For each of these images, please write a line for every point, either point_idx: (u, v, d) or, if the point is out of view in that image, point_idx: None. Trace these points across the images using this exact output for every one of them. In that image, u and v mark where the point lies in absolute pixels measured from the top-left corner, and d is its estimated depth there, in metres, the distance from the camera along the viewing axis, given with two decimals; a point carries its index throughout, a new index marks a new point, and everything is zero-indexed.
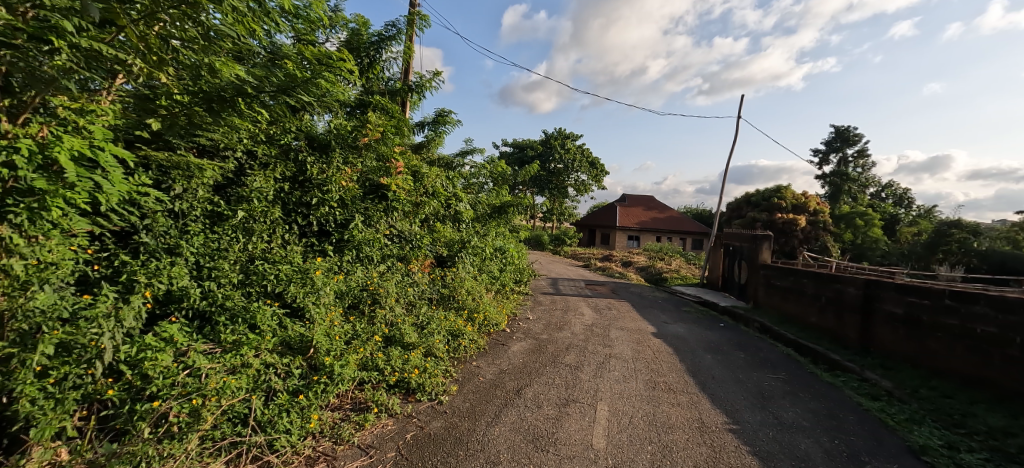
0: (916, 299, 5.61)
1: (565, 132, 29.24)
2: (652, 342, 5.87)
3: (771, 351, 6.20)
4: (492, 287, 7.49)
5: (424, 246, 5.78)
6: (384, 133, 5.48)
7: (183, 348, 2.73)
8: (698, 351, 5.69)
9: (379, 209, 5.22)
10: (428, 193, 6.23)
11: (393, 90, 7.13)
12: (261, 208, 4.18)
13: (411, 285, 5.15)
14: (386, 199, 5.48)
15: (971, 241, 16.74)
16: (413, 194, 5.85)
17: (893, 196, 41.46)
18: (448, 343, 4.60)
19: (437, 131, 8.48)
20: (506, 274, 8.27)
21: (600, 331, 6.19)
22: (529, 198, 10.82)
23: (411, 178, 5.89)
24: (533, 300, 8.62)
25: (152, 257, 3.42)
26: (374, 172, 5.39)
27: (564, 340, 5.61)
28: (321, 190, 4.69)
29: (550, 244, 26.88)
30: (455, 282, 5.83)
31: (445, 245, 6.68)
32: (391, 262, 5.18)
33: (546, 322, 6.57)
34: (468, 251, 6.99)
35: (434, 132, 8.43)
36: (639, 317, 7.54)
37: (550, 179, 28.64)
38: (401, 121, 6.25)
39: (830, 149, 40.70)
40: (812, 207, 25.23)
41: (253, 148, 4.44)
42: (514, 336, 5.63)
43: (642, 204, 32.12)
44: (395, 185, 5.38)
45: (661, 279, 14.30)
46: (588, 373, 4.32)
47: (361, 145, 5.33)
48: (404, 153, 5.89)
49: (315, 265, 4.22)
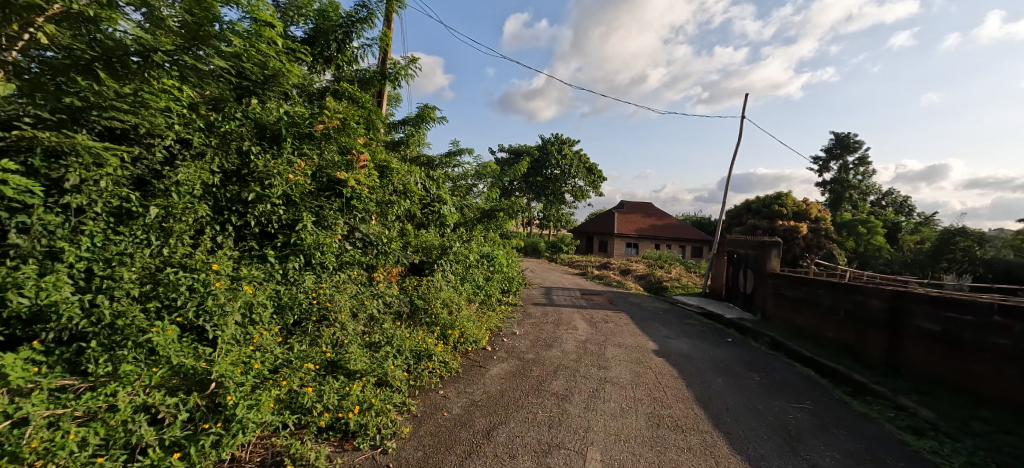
0: (955, 315, 4.92)
1: (563, 138, 28.61)
2: (654, 363, 5.12)
3: (789, 372, 5.46)
4: (475, 300, 6.75)
5: (392, 250, 5.03)
6: (344, 122, 4.77)
7: (28, 387, 2.07)
8: (706, 373, 4.95)
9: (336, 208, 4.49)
10: (400, 191, 5.45)
11: (367, 80, 6.46)
12: (183, 205, 3.45)
13: (374, 298, 4.40)
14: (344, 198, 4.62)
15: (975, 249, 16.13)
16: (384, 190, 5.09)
17: (893, 204, 40.90)
18: (411, 368, 3.86)
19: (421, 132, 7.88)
20: (493, 284, 7.54)
21: (594, 350, 5.44)
22: (521, 202, 10.11)
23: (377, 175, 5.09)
24: (523, 311, 7.89)
25: (24, 264, 2.69)
26: (332, 166, 4.57)
27: (553, 361, 4.86)
28: (262, 185, 3.91)
29: (547, 251, 26.10)
30: (430, 293, 5.09)
31: (421, 251, 5.94)
32: (350, 270, 4.44)
33: (533, 338, 5.82)
34: (449, 259, 6.28)
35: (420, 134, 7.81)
36: (639, 331, 6.78)
37: (547, 186, 28.04)
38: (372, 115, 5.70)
39: (829, 156, 40.23)
40: (813, 215, 24.66)
41: (185, 134, 3.76)
42: (494, 357, 4.88)
43: (641, 211, 31.45)
44: (353, 181, 4.53)
45: (662, 289, 13.55)
46: (576, 406, 3.57)
47: (319, 135, 4.64)
48: (370, 146, 5.15)
49: (241, 276, 3.45)
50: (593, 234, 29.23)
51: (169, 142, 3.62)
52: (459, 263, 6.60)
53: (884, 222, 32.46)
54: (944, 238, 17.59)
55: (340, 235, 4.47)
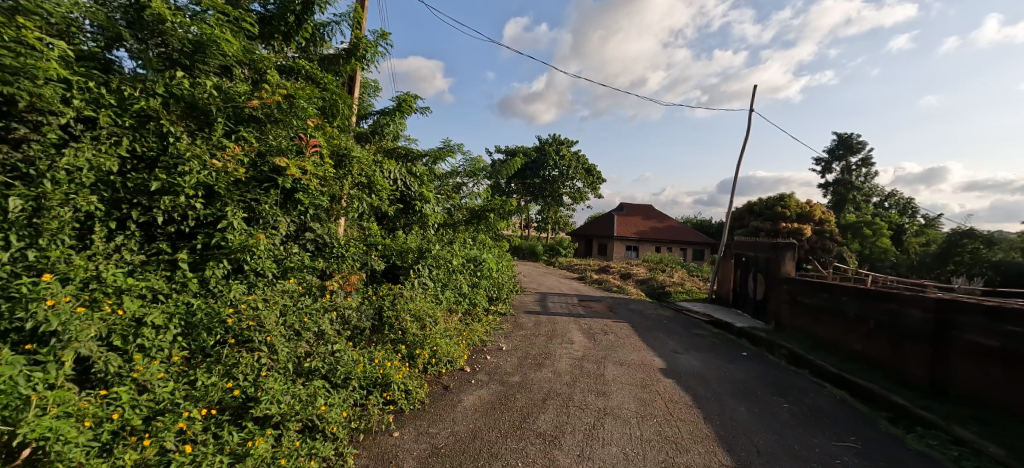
0: (1018, 329, 4.16)
1: (560, 138, 27.86)
2: (662, 386, 4.33)
3: (819, 394, 4.68)
4: (456, 311, 5.94)
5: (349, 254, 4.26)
6: (291, 100, 4.00)
7: None
8: (724, 398, 4.16)
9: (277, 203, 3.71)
10: (364, 185, 4.66)
11: (334, 60, 5.68)
12: (60, 196, 2.65)
13: (322, 312, 3.61)
14: (290, 193, 3.76)
15: (984, 251, 15.43)
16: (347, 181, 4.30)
17: (896, 206, 40.24)
18: (359, 403, 3.09)
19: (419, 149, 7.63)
20: (479, 291, 6.74)
21: (592, 369, 4.66)
22: (513, 202, 9.31)
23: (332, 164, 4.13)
24: (513, 320, 7.11)
25: None
26: (275, 153, 3.74)
27: (542, 385, 4.08)
28: (173, 172, 3.09)
29: (544, 254, 25.25)
30: (396, 305, 4.30)
31: (394, 256, 5.28)
32: (294, 278, 3.67)
33: (521, 355, 5.03)
34: (427, 264, 5.52)
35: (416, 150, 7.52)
36: (643, 345, 5.99)
37: (544, 187, 27.26)
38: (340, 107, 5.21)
39: (832, 157, 39.56)
40: (817, 216, 23.96)
41: (88, 111, 3.00)
42: (472, 380, 4.10)
43: (640, 213, 30.69)
44: (297, 169, 3.58)
45: (664, 294, 12.73)
46: (567, 454, 2.79)
47: (261, 115, 3.85)
48: (326, 130, 4.32)
49: (129, 289, 2.64)
50: (592, 236, 28.44)
51: (66, 120, 2.85)
52: (438, 269, 5.80)
53: (888, 223, 31.76)
54: (953, 240, 16.90)
55: (283, 236, 3.70)
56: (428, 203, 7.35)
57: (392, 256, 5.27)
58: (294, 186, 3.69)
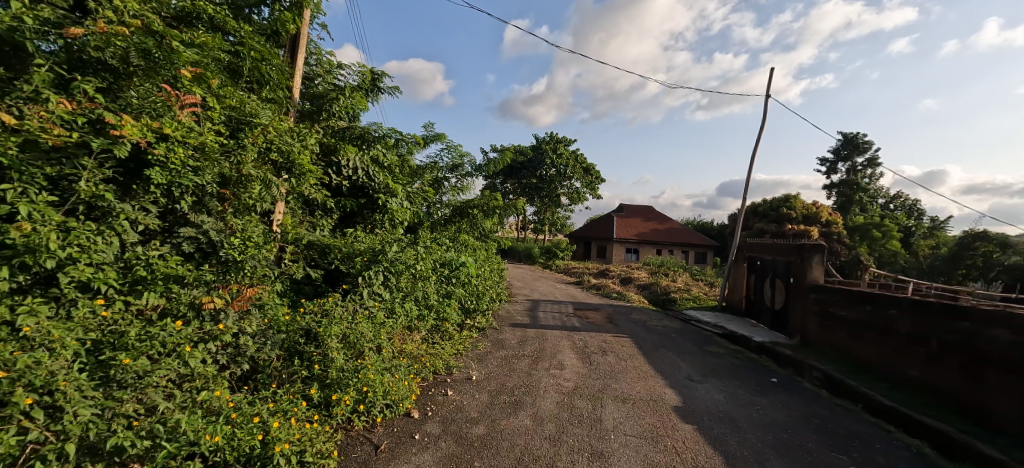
0: None
1: (558, 137, 26.78)
2: (680, 437, 3.21)
3: (887, 443, 3.56)
4: (417, 329, 4.79)
5: (252, 257, 3.04)
6: (166, 40, 2.86)
7: None
8: (771, 456, 3.05)
9: (122, 182, 2.56)
10: (282, 165, 3.52)
11: (268, 14, 4.58)
12: None
13: (187, 344, 2.47)
14: (141, 168, 2.55)
15: (998, 255, 14.47)
16: (255, 149, 3.08)
17: (901, 208, 39.28)
18: None
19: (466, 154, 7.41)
20: (452, 302, 5.64)
21: (585, 411, 3.52)
22: (500, 199, 8.22)
23: (223, 130, 2.99)
24: (493, 337, 5.98)
25: None
26: (128, 110, 2.60)
27: (517, 440, 2.96)
28: None
29: (540, 256, 24.06)
30: (318, 328, 3.18)
31: (344, 259, 4.38)
32: (151, 292, 2.53)
33: (494, 388, 3.91)
34: (381, 271, 4.45)
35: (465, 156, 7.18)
36: (650, 370, 4.84)
37: (541, 187, 26.12)
38: (278, 75, 4.27)
39: (835, 158, 38.54)
40: (824, 218, 22.96)
41: None
42: (421, 430, 3.00)
43: (640, 214, 29.60)
44: (145, 130, 2.41)
45: (669, 302, 11.57)
46: None
47: (115, 60, 2.66)
48: (218, 86, 3.14)
49: None
50: (591, 238, 27.32)
51: None
52: (394, 276, 4.66)
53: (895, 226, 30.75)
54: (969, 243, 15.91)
55: (136, 233, 2.55)
56: (394, 198, 6.24)
57: (340, 260, 4.37)
58: (145, 158, 2.51)
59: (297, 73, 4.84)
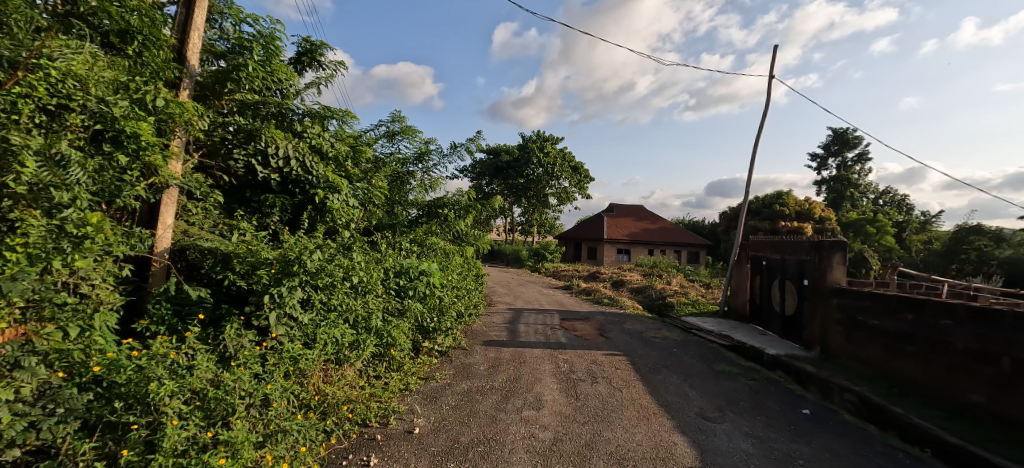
0: None
1: (544, 134, 25.74)
2: None
3: None
4: (348, 361, 3.70)
5: (19, 278, 1.92)
6: None
7: None
8: None
9: None
10: (111, 136, 2.53)
11: None
12: None
13: None
14: None
15: (1000, 249, 13.76)
16: (28, 113, 2.11)
17: (891, 204, 38.94)
18: None
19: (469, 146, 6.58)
20: (404, 321, 4.55)
21: None
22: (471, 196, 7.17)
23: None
24: (457, 361, 4.90)
25: None
26: None
27: None
28: None
29: (529, 259, 22.98)
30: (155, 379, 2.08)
31: (244, 273, 3.37)
32: None
33: (439, 449, 2.83)
34: (294, 288, 3.38)
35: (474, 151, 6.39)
36: (651, 405, 3.81)
37: (528, 187, 25.09)
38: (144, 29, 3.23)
39: (825, 154, 38.04)
40: (817, 215, 22.27)
41: None
42: None
43: (631, 214, 28.70)
44: None
45: (665, 308, 10.56)
46: None
47: None
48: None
49: None
50: (581, 239, 26.34)
51: None
52: (313, 292, 3.55)
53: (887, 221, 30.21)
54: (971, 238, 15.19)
55: None
56: (336, 194, 5.14)
57: (238, 275, 3.35)
58: None
59: (196, 32, 3.93)
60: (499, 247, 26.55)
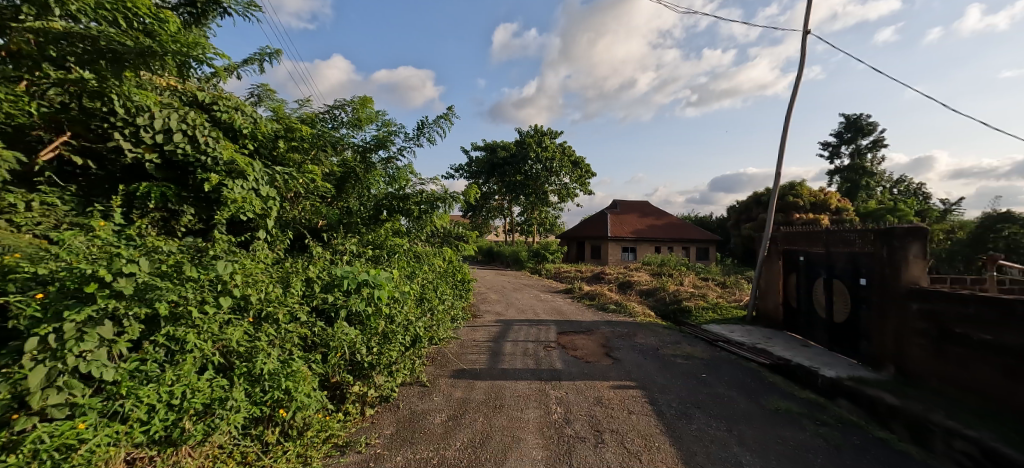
0: None
1: (542, 128, 24.36)
2: None
3: None
4: (191, 440, 2.32)
5: None
6: None
7: None
8: None
9: None
10: None
11: None
12: None
13: None
14: None
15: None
16: None
17: (908, 194, 37.23)
18: None
19: (435, 121, 5.15)
20: (318, 360, 3.17)
21: None
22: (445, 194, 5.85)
23: None
24: (404, 410, 3.50)
25: None
26: None
27: None
28: None
29: (529, 260, 21.57)
30: None
31: (13, 295, 2.05)
32: None
33: None
34: (94, 324, 2.06)
35: (441, 126, 4.97)
36: None
37: (526, 184, 23.72)
38: None
39: (837, 143, 36.37)
40: (834, 206, 20.78)
41: None
42: None
43: (637, 210, 27.22)
44: None
45: (683, 314, 9.08)
46: None
47: None
48: None
49: None
50: (584, 238, 24.93)
51: None
52: (129, 324, 2.21)
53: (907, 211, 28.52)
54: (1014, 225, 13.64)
55: None
56: (241, 181, 3.77)
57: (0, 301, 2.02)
58: None
59: None
60: (498, 249, 25.17)
